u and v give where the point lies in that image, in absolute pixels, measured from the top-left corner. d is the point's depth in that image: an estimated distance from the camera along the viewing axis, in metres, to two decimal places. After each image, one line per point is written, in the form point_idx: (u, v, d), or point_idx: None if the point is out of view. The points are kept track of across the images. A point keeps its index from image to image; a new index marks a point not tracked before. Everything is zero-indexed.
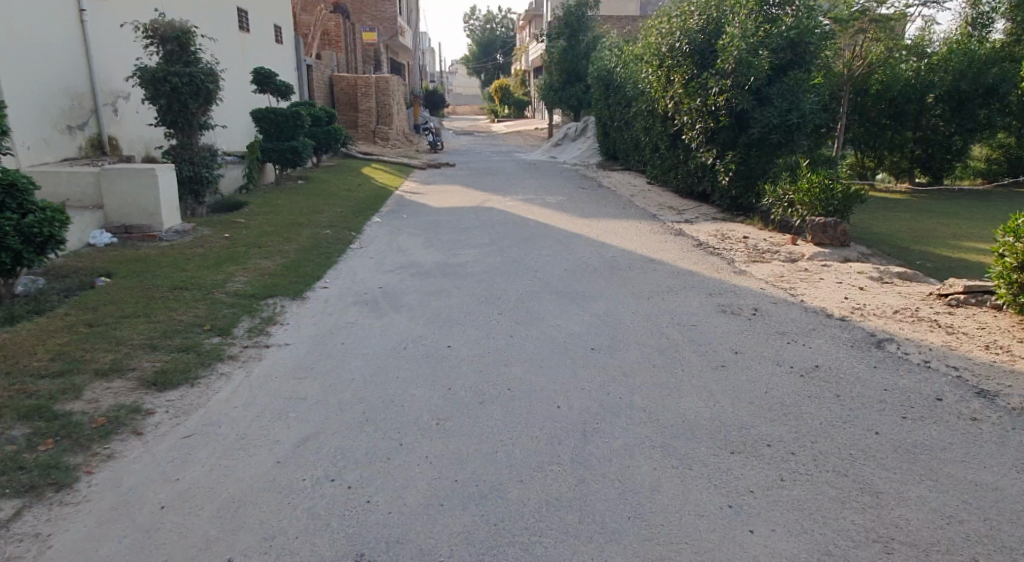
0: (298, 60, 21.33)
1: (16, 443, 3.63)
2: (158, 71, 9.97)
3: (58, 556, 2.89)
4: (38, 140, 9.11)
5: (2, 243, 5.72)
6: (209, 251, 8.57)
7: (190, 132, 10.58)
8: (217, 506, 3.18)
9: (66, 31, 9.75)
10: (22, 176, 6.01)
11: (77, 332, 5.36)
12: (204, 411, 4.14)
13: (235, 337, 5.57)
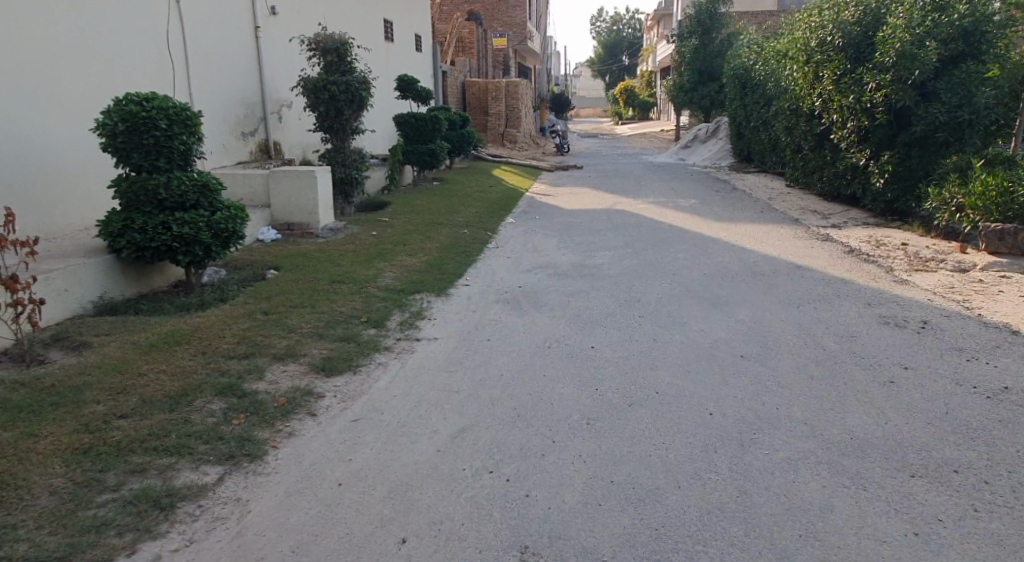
0: (436, 67, 22.12)
1: (215, 416, 4.04)
2: (319, 80, 10.68)
3: (257, 519, 3.17)
4: (219, 146, 10.00)
5: (197, 236, 6.35)
6: (360, 248, 9.07)
7: (345, 136, 11.27)
8: (387, 488, 3.38)
9: (244, 46, 10.63)
10: (214, 177, 6.64)
11: (254, 319, 5.87)
12: (368, 397, 4.42)
13: (388, 330, 5.87)
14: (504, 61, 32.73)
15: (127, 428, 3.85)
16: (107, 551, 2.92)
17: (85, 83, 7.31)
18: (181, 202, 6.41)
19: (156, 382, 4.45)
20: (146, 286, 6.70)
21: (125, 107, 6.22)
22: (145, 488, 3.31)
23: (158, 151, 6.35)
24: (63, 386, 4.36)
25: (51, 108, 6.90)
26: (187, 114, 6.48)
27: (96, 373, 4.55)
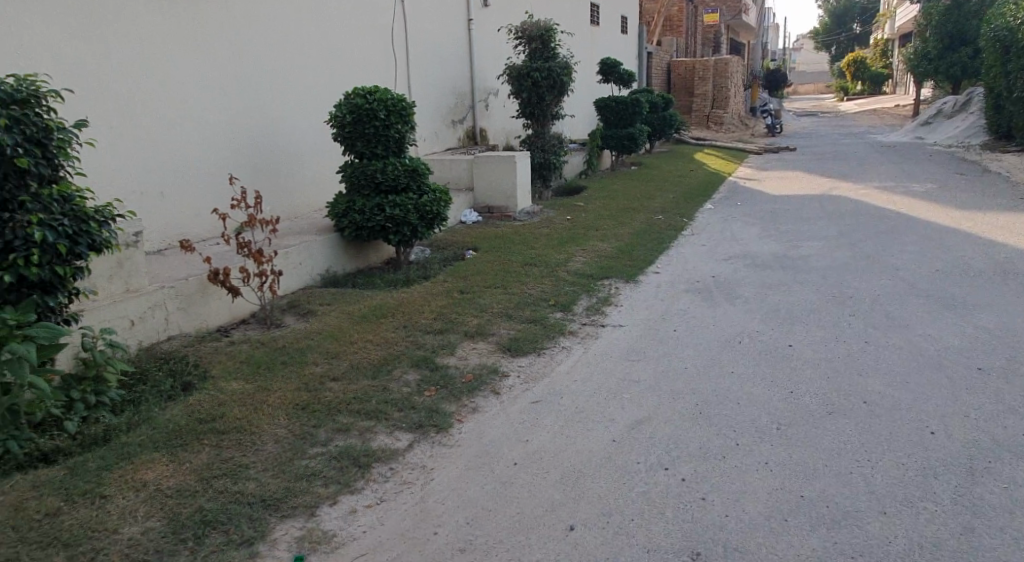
0: (642, 48, 21.75)
1: (409, 387, 4.36)
2: (523, 68, 10.96)
3: (438, 487, 3.37)
4: (430, 134, 10.62)
5: (406, 218, 6.82)
6: (553, 232, 9.21)
7: (545, 121, 11.48)
8: (559, 473, 3.43)
9: (457, 37, 11.17)
10: (423, 162, 7.08)
11: (450, 297, 6.20)
12: (550, 380, 4.51)
13: (575, 314, 5.93)
14: (714, 38, 31.44)
15: (337, 391, 4.27)
16: (313, 499, 3.25)
17: (321, 80, 8.08)
18: (394, 186, 6.91)
19: (363, 350, 4.89)
20: (363, 263, 7.33)
21: (352, 100, 6.84)
22: (347, 447, 3.64)
23: (376, 139, 6.89)
24: (289, 349, 4.93)
25: (295, 104, 7.71)
26: (404, 105, 6.95)
27: (316, 338, 5.10)
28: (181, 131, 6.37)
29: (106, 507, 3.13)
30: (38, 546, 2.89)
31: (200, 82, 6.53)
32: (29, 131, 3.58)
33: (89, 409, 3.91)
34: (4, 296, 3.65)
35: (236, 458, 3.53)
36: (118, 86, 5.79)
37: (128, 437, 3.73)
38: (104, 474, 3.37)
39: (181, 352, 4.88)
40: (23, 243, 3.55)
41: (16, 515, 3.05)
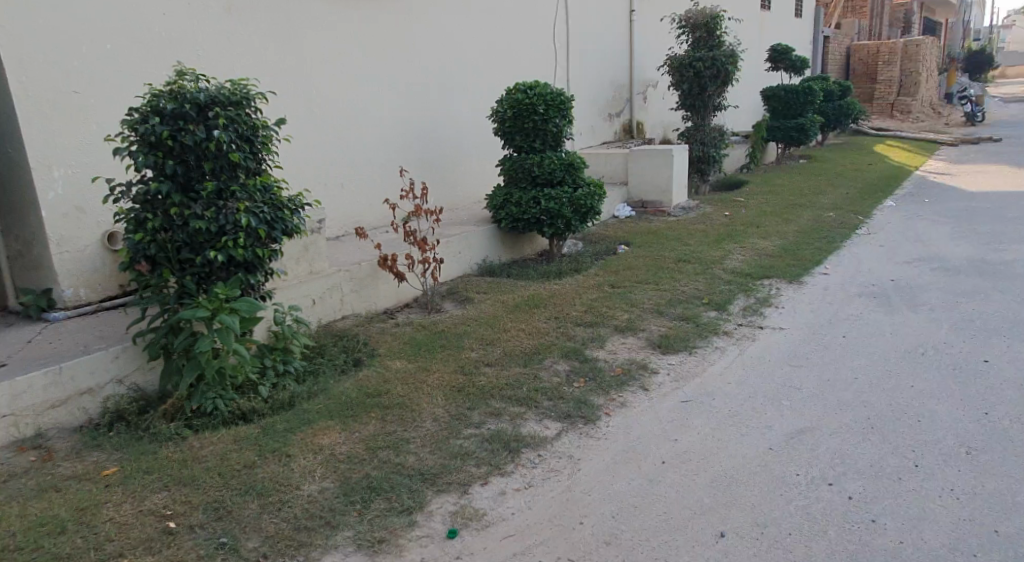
0: (817, 32, 20.48)
1: (559, 377, 4.49)
2: (685, 58, 10.73)
3: (585, 478, 3.46)
4: (587, 127, 10.68)
5: (560, 211, 6.94)
6: (710, 228, 8.98)
7: (706, 114, 11.20)
8: (710, 476, 3.41)
9: (618, 30, 11.14)
10: (579, 156, 7.16)
11: (601, 291, 6.25)
12: (702, 380, 4.46)
13: (731, 314, 5.77)
14: (904, 18, 28.89)
15: (491, 376, 4.49)
16: (467, 477, 3.45)
17: (485, 77, 8.39)
18: (550, 179, 7.06)
19: (516, 339, 5.08)
20: (517, 254, 7.56)
21: (513, 96, 7.07)
22: (499, 431, 3.82)
23: (535, 134, 7.09)
24: (448, 334, 5.23)
25: (461, 100, 8.08)
26: (562, 100, 7.08)
27: (472, 326, 5.36)
28: (360, 127, 6.87)
29: (290, 465, 3.50)
30: (237, 492, 3.30)
31: (376, 82, 7.01)
32: (242, 129, 4.06)
33: (278, 376, 4.39)
34: (218, 274, 4.18)
35: (399, 432, 3.82)
36: (309, 87, 6.33)
37: (309, 404, 4.15)
38: (290, 436, 3.77)
39: (354, 330, 5.31)
40: (233, 227, 4.03)
41: (221, 464, 3.50)
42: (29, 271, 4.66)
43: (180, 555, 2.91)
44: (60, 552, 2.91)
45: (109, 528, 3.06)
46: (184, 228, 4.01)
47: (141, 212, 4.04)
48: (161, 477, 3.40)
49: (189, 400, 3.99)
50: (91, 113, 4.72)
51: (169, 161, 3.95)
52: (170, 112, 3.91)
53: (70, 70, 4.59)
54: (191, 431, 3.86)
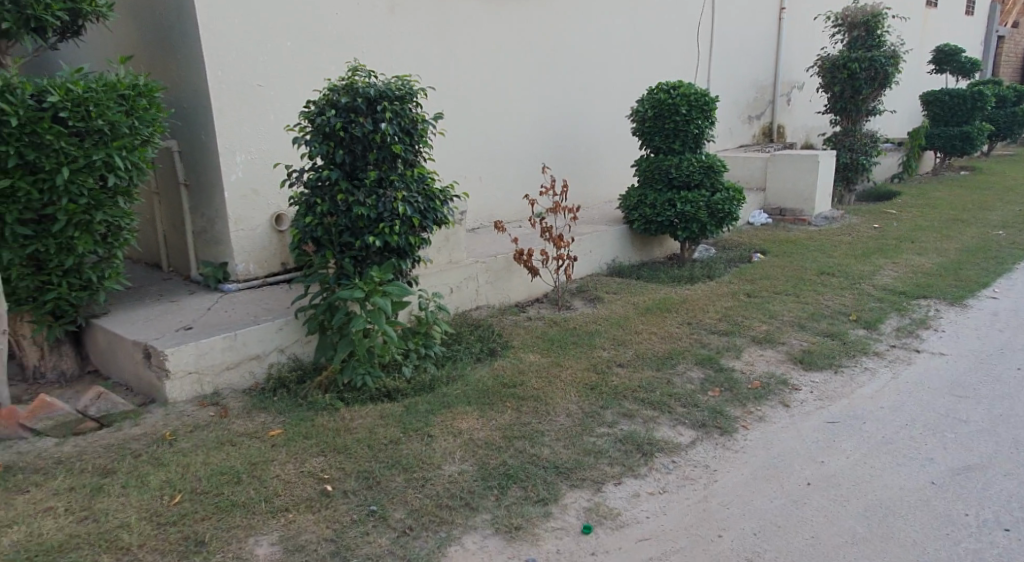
0: (992, 32, 18.73)
1: (694, 384, 4.43)
2: (840, 58, 10.14)
3: (725, 490, 3.41)
4: (725, 129, 10.37)
5: (695, 215, 6.78)
6: (858, 241, 8.47)
7: (857, 118, 10.54)
8: (862, 504, 3.28)
9: (766, 30, 10.72)
10: (720, 159, 6.97)
11: (737, 299, 6.07)
12: (848, 401, 4.26)
13: (882, 333, 5.43)
14: None
15: (624, 377, 4.51)
16: (601, 474, 3.49)
17: (627, 76, 8.36)
18: (688, 182, 6.92)
19: (649, 342, 5.06)
20: (646, 256, 7.50)
21: (655, 96, 7.02)
22: (633, 432, 3.84)
23: (675, 135, 6.98)
24: (581, 331, 5.28)
25: (602, 99, 8.09)
26: (706, 100, 6.92)
27: (603, 325, 5.39)
28: (506, 123, 7.05)
29: (430, 445, 3.72)
30: (384, 465, 3.55)
31: (522, 80, 7.16)
32: (405, 122, 4.33)
33: (419, 358, 4.65)
34: (373, 257, 4.49)
35: (534, 424, 3.91)
36: (461, 85, 6.57)
37: (447, 388, 4.37)
38: (431, 417, 4.00)
39: (488, 321, 5.46)
40: (390, 214, 4.32)
41: (369, 437, 3.79)
42: (209, 245, 5.15)
43: (336, 517, 3.16)
44: (235, 500, 3.27)
45: (276, 483, 3.40)
46: (348, 213, 4.33)
47: (311, 197, 4.40)
48: (319, 443, 3.74)
49: (341, 374, 4.32)
50: (271, 105, 5.12)
51: (338, 151, 4.28)
52: (343, 105, 4.22)
53: (257, 65, 5.00)
54: (343, 403, 4.19)
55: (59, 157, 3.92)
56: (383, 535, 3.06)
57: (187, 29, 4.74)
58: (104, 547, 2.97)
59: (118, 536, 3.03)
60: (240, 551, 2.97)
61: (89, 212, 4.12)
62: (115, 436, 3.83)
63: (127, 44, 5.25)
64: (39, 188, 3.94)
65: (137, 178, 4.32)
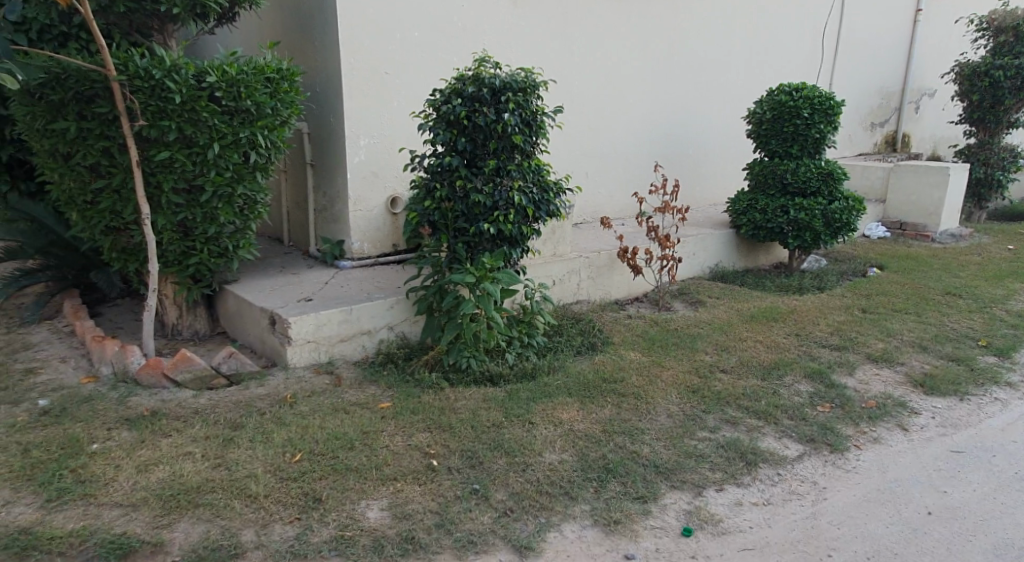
0: None
1: (802, 397, 4.29)
2: (982, 65, 9.42)
3: (835, 510, 3.32)
4: (845, 136, 9.91)
5: (810, 223, 6.50)
6: (990, 262, 7.89)
7: (995, 129, 9.82)
8: (988, 541, 3.14)
9: (899, 32, 10.14)
10: (841, 167, 6.64)
11: (852, 314, 5.81)
12: (975, 431, 4.02)
13: (1014, 362, 5.05)
14: None
15: (727, 383, 4.44)
16: (702, 479, 3.49)
17: (747, 75, 8.12)
18: (805, 188, 6.66)
19: (755, 350, 4.93)
20: (752, 263, 7.28)
21: (776, 97, 6.79)
22: (736, 440, 3.80)
23: (794, 139, 6.74)
24: (682, 333, 5.21)
25: (718, 99, 7.90)
26: (831, 103, 6.62)
27: (707, 329, 5.30)
28: (620, 119, 7.02)
29: (532, 432, 3.85)
30: (487, 446, 3.73)
31: (639, 77, 7.09)
32: (527, 114, 4.42)
33: (523, 346, 4.74)
34: (485, 244, 4.61)
35: (634, 421, 3.97)
36: (577, 80, 6.58)
37: (549, 378, 4.46)
38: (532, 405, 4.13)
39: (589, 315, 5.47)
40: (505, 204, 4.43)
41: (473, 418, 3.98)
42: (329, 223, 5.40)
43: (441, 490, 3.39)
44: (349, 465, 3.55)
45: (385, 453, 3.65)
46: (465, 199, 4.47)
47: (431, 181, 4.55)
48: (425, 419, 3.95)
49: (448, 355, 4.45)
50: (397, 92, 5.30)
51: (461, 138, 4.41)
52: (470, 94, 4.35)
53: (386, 53, 5.19)
54: (448, 383, 4.34)
55: (211, 133, 4.24)
56: (485, 513, 3.26)
57: (327, 17, 4.98)
58: (235, 494, 3.32)
59: (247, 485, 3.38)
60: (352, 512, 3.24)
61: (232, 185, 4.42)
62: (243, 394, 4.14)
63: (270, 29, 5.57)
64: (193, 160, 4.28)
65: (275, 156, 4.60)
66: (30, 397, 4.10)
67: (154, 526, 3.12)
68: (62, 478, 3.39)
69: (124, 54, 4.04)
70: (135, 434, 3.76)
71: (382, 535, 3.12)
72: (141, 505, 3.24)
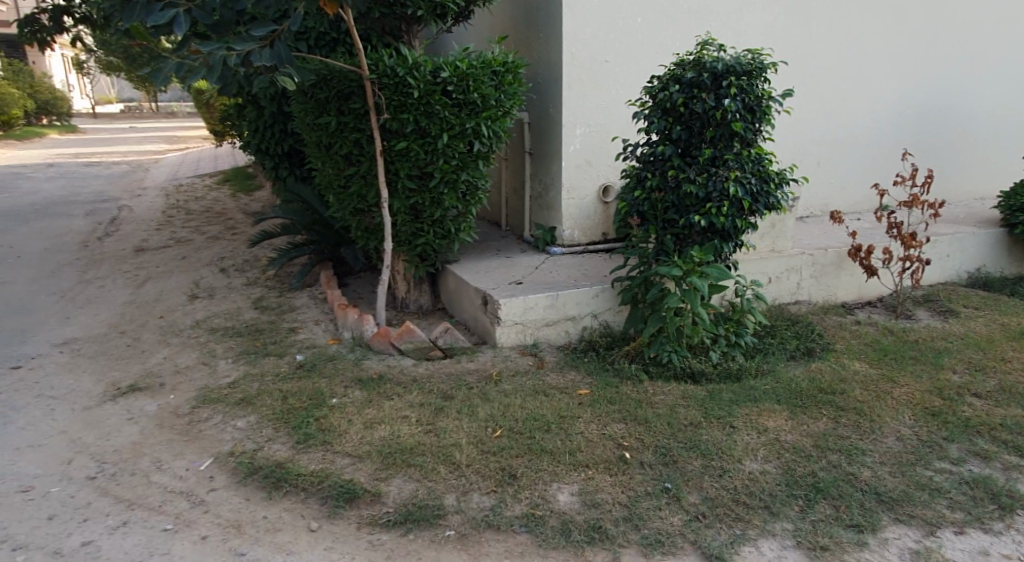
0: None
1: None
2: None
3: None
4: None
5: None
6: None
7: None
8: None
9: None
10: None
11: None
12: None
13: None
14: None
15: (981, 408, 3.89)
16: (937, 518, 3.11)
17: None
18: None
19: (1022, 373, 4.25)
20: None
21: None
22: (985, 478, 3.34)
23: None
24: (924, 346, 4.64)
25: (994, 76, 6.81)
26: None
27: (959, 344, 4.65)
28: (863, 103, 6.34)
29: (733, 437, 3.68)
30: (683, 445, 3.64)
31: (893, 54, 6.33)
32: (749, 99, 4.15)
33: (729, 345, 4.52)
34: (695, 237, 4.45)
35: (854, 440, 3.64)
36: (817, 61, 6.05)
37: (756, 382, 4.22)
38: (735, 408, 3.94)
39: (809, 318, 5.06)
40: (719, 195, 4.22)
41: (670, 415, 3.90)
42: (542, 210, 5.55)
43: (632, 484, 3.38)
44: (545, 446, 3.66)
45: (580, 440, 3.71)
46: (677, 190, 4.35)
47: (642, 171, 4.51)
48: (621, 410, 3.95)
49: (649, 348, 4.39)
50: (616, 80, 5.28)
51: (676, 126, 4.30)
52: (688, 79, 4.21)
53: (607, 41, 5.18)
54: (647, 376, 4.29)
55: (441, 124, 4.54)
56: (675, 514, 3.19)
57: (552, 8, 5.09)
58: (441, 459, 3.60)
59: (452, 453, 3.63)
60: (545, 493, 3.35)
61: (457, 172, 4.72)
62: (456, 368, 4.44)
63: (500, 24, 5.83)
64: (425, 150, 4.62)
65: (497, 145, 4.82)
66: (289, 351, 4.77)
67: (376, 477, 3.49)
68: (308, 424, 3.90)
69: (376, 55, 4.48)
70: (365, 394, 4.20)
71: (570, 519, 3.19)
72: (365, 457, 3.63)
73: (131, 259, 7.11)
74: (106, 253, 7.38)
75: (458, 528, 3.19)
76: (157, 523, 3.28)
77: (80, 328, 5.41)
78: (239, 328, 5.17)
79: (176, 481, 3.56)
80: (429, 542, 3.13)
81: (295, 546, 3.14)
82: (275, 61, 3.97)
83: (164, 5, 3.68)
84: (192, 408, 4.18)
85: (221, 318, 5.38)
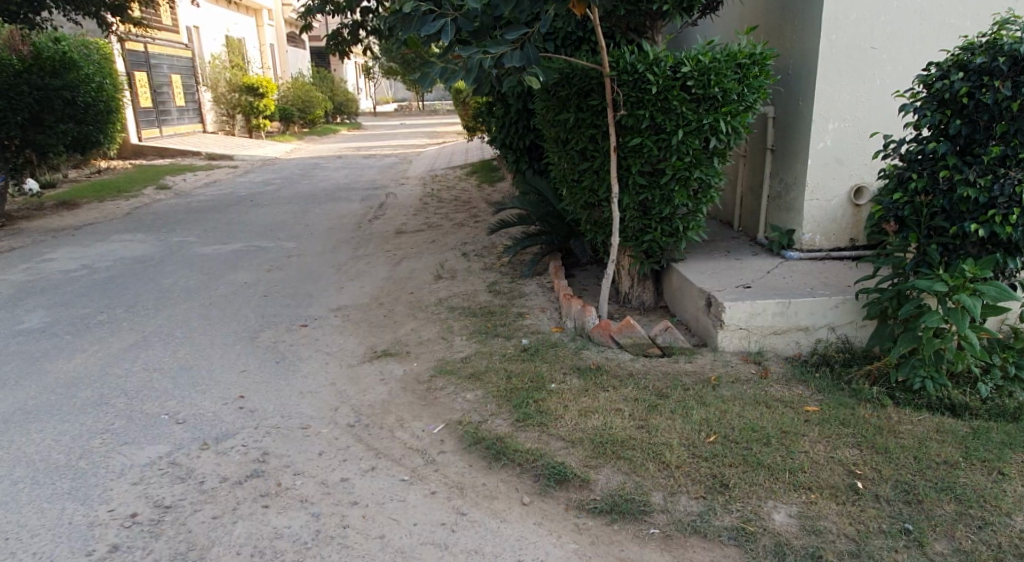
0: None
1: None
2: None
3: None
4: None
5: None
6: None
7: None
8: None
9: None
10: None
11: None
12: None
13: None
14: None
15: None
16: None
17: None
18: None
19: None
20: None
21: None
22: None
23: None
24: None
25: None
26: None
27: None
28: None
29: (1001, 485, 3.21)
30: (932, 485, 3.21)
31: None
32: None
33: (1005, 379, 3.90)
34: (969, 248, 3.90)
35: None
36: None
37: None
38: (1008, 452, 3.43)
39: None
40: (1008, 200, 3.63)
41: (918, 448, 3.47)
42: (782, 211, 5.25)
43: (863, 517, 3.07)
44: (762, 460, 3.42)
45: (804, 459, 3.42)
46: (949, 193, 3.82)
47: (906, 171, 4.03)
48: (855, 435, 3.58)
49: (898, 370, 3.93)
50: (881, 69, 4.81)
51: (955, 120, 3.78)
52: (976, 66, 3.68)
53: (875, 27, 4.73)
54: (892, 401, 3.87)
55: (678, 120, 4.47)
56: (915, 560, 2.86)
57: None
58: (651, 456, 3.50)
59: (663, 452, 3.53)
60: (758, 508, 3.15)
61: (690, 169, 4.63)
62: (673, 367, 4.36)
63: (751, 14, 5.59)
64: (659, 145, 4.59)
65: (736, 141, 4.65)
66: (515, 335, 5.01)
67: (585, 464, 3.50)
68: (528, 405, 4.02)
69: (617, 52, 4.51)
70: (582, 383, 4.25)
71: (787, 542, 2.98)
72: (578, 444, 3.65)
73: (391, 241, 7.92)
74: (373, 235, 8.30)
75: (664, 529, 3.12)
76: (396, 473, 3.58)
77: (350, 298, 6.17)
78: (475, 310, 5.55)
79: (414, 439, 3.87)
80: (633, 536, 3.11)
81: (508, 516, 3.26)
82: (523, 62, 4.07)
83: (436, 15, 3.99)
84: (431, 376, 4.54)
85: (460, 299, 5.82)
